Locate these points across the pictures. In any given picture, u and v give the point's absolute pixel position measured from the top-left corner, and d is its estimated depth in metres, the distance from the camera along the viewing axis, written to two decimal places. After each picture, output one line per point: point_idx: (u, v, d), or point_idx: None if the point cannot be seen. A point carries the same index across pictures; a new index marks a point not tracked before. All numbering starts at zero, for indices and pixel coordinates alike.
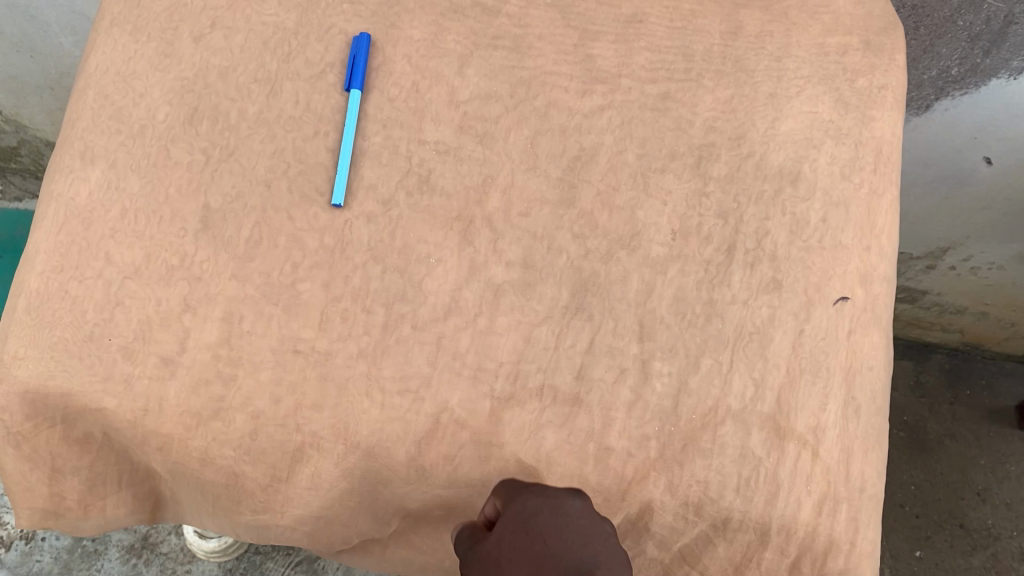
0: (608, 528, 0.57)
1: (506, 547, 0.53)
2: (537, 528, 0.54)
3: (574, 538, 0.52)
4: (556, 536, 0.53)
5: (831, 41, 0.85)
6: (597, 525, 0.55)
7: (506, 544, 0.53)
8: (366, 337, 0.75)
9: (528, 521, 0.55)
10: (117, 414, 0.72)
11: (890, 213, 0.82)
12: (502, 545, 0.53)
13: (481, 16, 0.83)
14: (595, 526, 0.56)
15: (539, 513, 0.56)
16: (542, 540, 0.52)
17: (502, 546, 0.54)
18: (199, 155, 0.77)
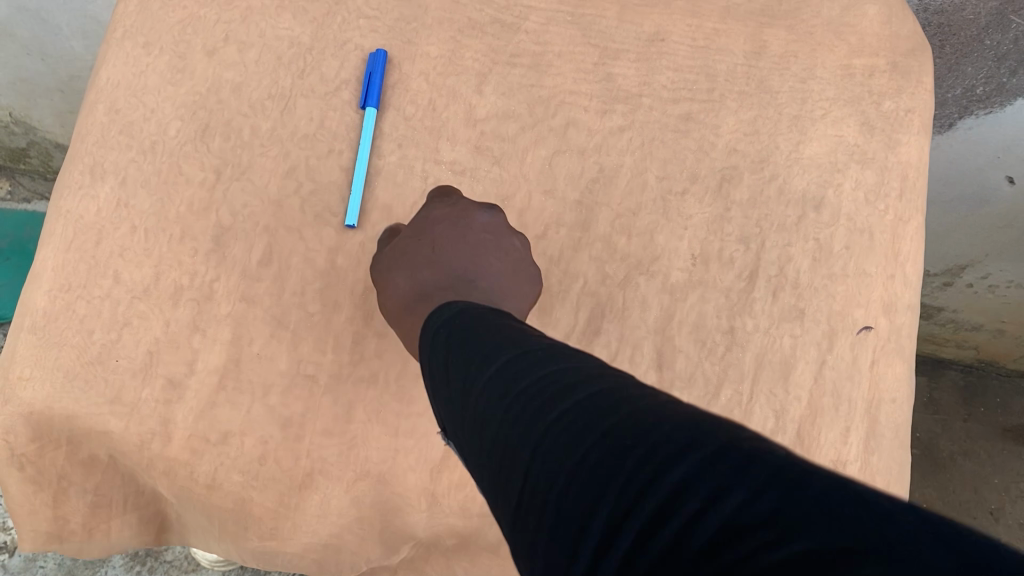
0: (513, 239, 0.67)
1: (414, 228, 0.66)
2: (436, 225, 0.65)
3: (472, 250, 0.63)
4: (447, 224, 0.66)
5: (857, 62, 0.83)
6: (497, 239, 0.66)
7: (420, 220, 0.67)
8: (378, 361, 0.74)
9: (431, 215, 0.67)
10: (123, 437, 0.70)
11: (916, 240, 0.80)
12: (413, 223, 0.67)
13: (500, 32, 0.81)
14: (494, 225, 0.67)
15: (448, 204, 0.68)
16: (442, 234, 0.65)
17: (414, 227, 0.66)
18: (211, 172, 0.75)
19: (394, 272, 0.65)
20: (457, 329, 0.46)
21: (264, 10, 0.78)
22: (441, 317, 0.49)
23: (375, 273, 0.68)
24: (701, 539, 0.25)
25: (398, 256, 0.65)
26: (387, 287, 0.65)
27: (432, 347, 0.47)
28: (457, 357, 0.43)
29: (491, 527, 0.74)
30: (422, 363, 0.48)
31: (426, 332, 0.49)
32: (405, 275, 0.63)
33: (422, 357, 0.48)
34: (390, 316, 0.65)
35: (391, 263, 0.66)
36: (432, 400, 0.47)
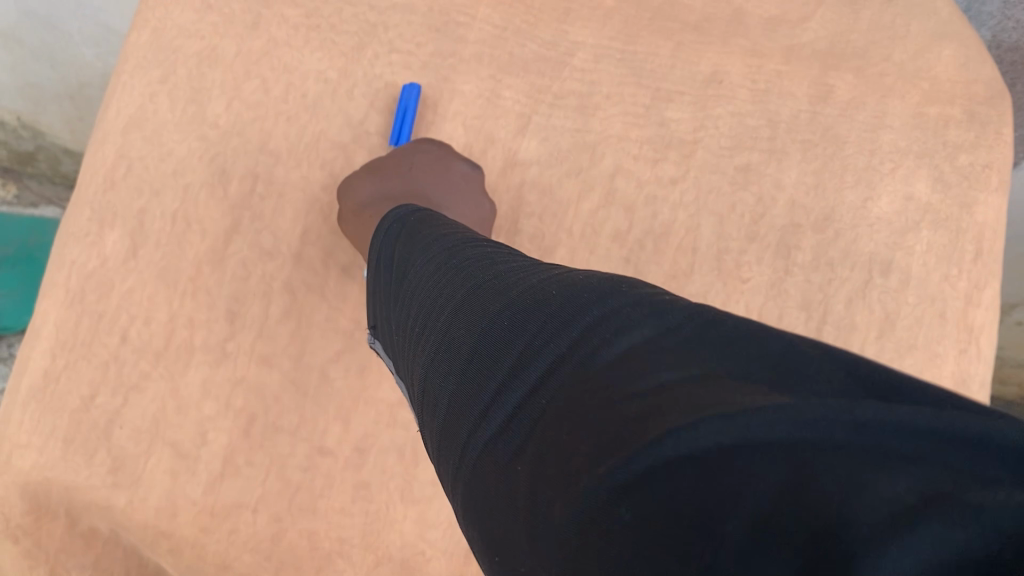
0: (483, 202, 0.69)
1: (399, 156, 0.68)
2: (421, 160, 0.68)
3: (442, 188, 0.66)
4: (433, 164, 0.68)
5: (931, 110, 0.76)
6: (471, 197, 0.68)
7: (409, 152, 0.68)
8: (404, 433, 0.68)
9: (420, 150, 0.68)
10: (127, 511, 0.65)
11: (994, 309, 0.73)
12: (399, 151, 0.68)
13: (546, 70, 0.74)
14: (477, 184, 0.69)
15: (439, 147, 0.69)
16: (427, 171, 0.67)
17: (400, 158, 0.68)
18: (227, 221, 0.68)
19: (370, 182, 0.66)
20: (417, 222, 0.49)
21: (289, 40, 0.71)
22: (401, 214, 0.52)
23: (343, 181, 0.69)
24: (584, 309, 0.31)
25: (375, 174, 0.67)
26: (355, 194, 0.66)
27: (390, 240, 0.50)
28: (412, 240, 0.47)
29: None
30: (374, 259, 0.51)
31: (378, 231, 0.52)
32: (379, 189, 0.65)
33: (373, 258, 0.51)
34: (348, 214, 0.65)
35: (368, 171, 0.67)
36: (377, 292, 0.50)
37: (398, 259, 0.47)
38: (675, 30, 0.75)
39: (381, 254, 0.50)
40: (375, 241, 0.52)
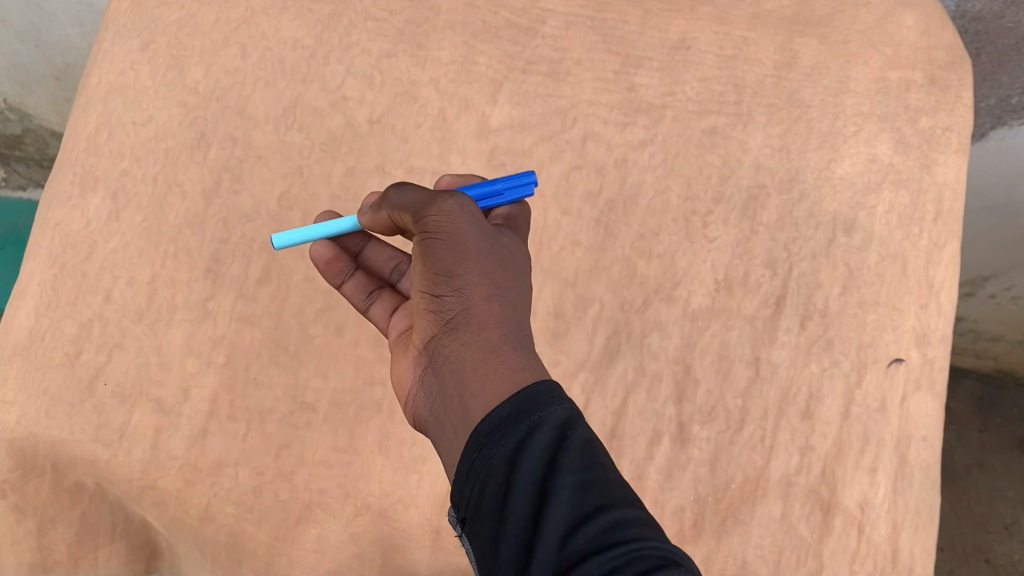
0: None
1: (521, 251, 0.53)
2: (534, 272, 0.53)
3: None
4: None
5: (893, 75, 0.78)
6: None
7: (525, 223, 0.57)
8: (381, 388, 0.70)
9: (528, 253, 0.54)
10: (112, 465, 0.66)
11: (953, 266, 0.75)
12: (522, 245, 0.53)
13: (517, 36, 0.76)
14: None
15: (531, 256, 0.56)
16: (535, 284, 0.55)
17: (520, 257, 0.52)
18: (206, 183, 0.71)
19: (508, 271, 0.49)
20: (581, 424, 0.41)
21: (267, 10, 0.74)
22: (557, 393, 0.42)
23: (468, 218, 0.48)
24: None
25: (507, 263, 0.50)
26: (488, 268, 0.48)
27: (550, 431, 0.39)
28: (577, 458, 0.39)
29: None
30: (516, 433, 0.40)
31: (521, 397, 0.41)
32: (512, 280, 0.49)
33: (511, 427, 0.40)
34: (479, 295, 0.47)
35: (504, 249, 0.50)
36: (496, 470, 0.39)
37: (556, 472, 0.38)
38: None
39: (534, 440, 0.39)
40: (528, 411, 0.40)
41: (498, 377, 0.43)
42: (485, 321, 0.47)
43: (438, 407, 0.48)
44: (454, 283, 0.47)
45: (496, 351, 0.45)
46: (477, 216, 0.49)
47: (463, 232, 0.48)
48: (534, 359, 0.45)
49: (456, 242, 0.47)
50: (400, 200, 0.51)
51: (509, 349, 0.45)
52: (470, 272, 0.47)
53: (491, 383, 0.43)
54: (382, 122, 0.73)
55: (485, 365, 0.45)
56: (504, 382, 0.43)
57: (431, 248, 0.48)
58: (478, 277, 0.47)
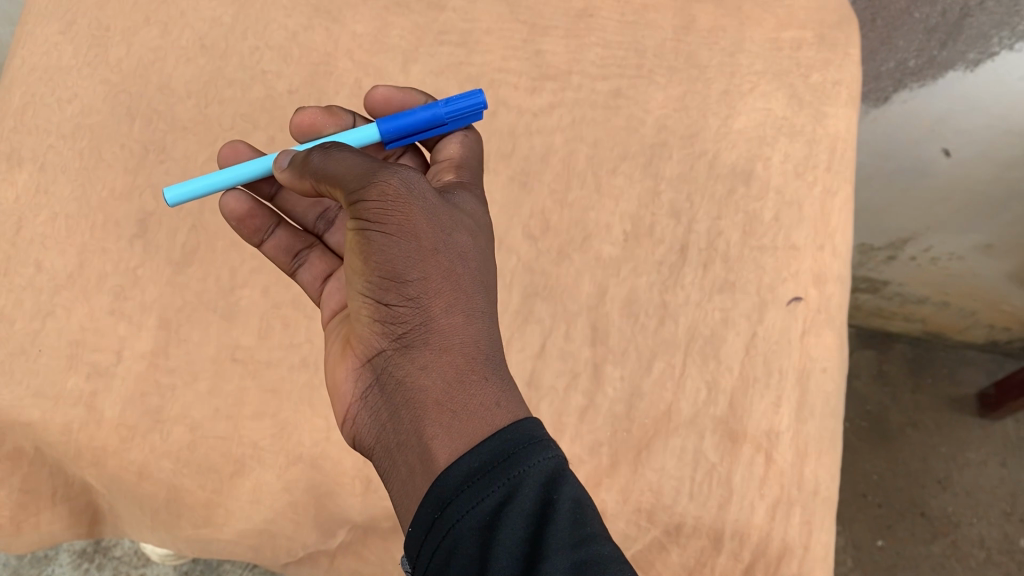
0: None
1: (481, 237, 0.51)
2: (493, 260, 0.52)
3: None
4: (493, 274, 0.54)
5: (784, 36, 0.84)
6: None
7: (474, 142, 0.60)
8: (309, 345, 0.73)
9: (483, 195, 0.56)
10: (47, 427, 0.68)
11: (846, 211, 0.79)
12: (480, 230, 0.52)
13: (425, 10, 0.83)
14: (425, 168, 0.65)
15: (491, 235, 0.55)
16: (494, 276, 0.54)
17: (480, 243, 0.51)
18: (133, 155, 0.75)
19: (467, 269, 0.48)
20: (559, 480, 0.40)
21: None
22: (536, 442, 0.41)
23: (417, 206, 0.47)
24: None
25: (466, 259, 0.48)
26: (443, 269, 0.47)
27: (532, 490, 0.39)
28: (568, 531, 0.38)
29: None
30: (492, 494, 0.39)
31: (496, 446, 0.40)
32: (473, 281, 0.48)
33: (485, 482, 0.39)
34: (438, 306, 0.46)
35: (463, 241, 0.49)
36: (467, 537, 0.38)
37: (544, 550, 0.37)
38: None
39: (515, 502, 0.38)
40: (505, 466, 0.40)
41: (465, 416, 0.42)
42: (446, 339, 0.46)
43: (387, 437, 0.46)
44: (408, 290, 0.46)
45: (462, 380, 0.44)
46: (428, 204, 0.48)
47: (415, 225, 0.47)
48: (503, 388, 0.45)
49: (405, 238, 0.46)
50: (331, 169, 0.49)
51: (478, 378, 0.44)
52: (425, 276, 0.46)
53: (453, 419, 0.43)
54: (299, 92, 0.79)
55: (447, 397, 0.44)
56: (470, 424, 0.42)
57: (379, 243, 0.46)
58: (435, 283, 0.46)
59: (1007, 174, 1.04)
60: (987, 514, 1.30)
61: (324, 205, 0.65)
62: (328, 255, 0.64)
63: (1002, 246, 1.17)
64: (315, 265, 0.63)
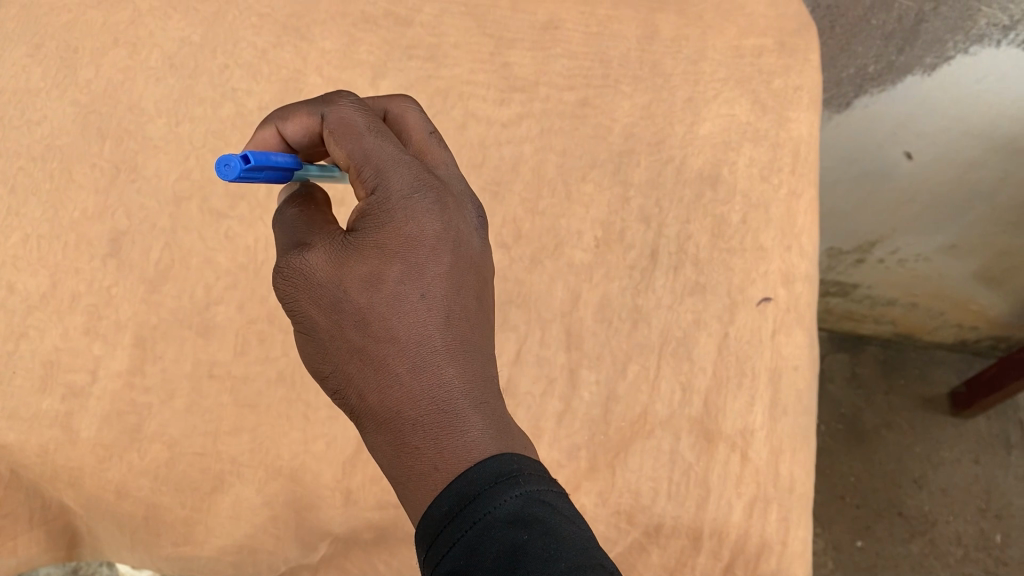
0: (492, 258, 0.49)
1: (396, 263, 0.43)
2: (432, 270, 0.44)
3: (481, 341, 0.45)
4: (462, 266, 0.45)
5: (746, 43, 0.86)
6: None
7: (339, 126, 0.46)
8: (284, 358, 0.73)
9: (399, 185, 0.44)
10: (23, 449, 0.68)
11: (810, 213, 0.81)
12: (394, 254, 0.43)
13: (393, 25, 0.84)
14: (391, 112, 0.50)
15: (447, 212, 0.45)
16: (463, 268, 0.45)
17: (394, 274, 0.43)
18: (104, 174, 0.76)
19: (377, 330, 0.43)
20: (523, 518, 0.37)
21: (153, 11, 0.81)
22: (500, 481, 0.39)
23: (304, 294, 0.44)
24: None
25: (373, 317, 0.43)
26: (351, 346, 0.43)
27: (484, 547, 0.36)
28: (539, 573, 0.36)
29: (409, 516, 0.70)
30: (457, 542, 0.37)
31: (454, 500, 0.38)
32: (386, 337, 0.43)
33: (447, 538, 0.37)
34: (361, 382, 0.43)
35: (368, 290, 0.43)
36: None
37: None
38: None
39: (474, 555, 0.36)
40: (468, 510, 0.38)
41: (412, 486, 0.41)
42: (377, 420, 0.43)
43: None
44: (334, 385, 0.45)
45: (399, 452, 0.42)
46: (314, 282, 0.44)
47: (315, 314, 0.44)
48: (440, 446, 0.41)
49: (312, 332, 0.44)
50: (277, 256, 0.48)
51: (412, 448, 0.41)
52: (340, 361, 0.44)
53: (405, 495, 0.41)
54: (270, 108, 0.80)
55: (395, 477, 0.42)
56: (418, 494, 0.40)
57: (307, 335, 0.45)
58: (349, 365, 0.43)
59: (968, 175, 1.07)
60: (961, 512, 1.32)
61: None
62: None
63: (965, 246, 1.20)
64: None
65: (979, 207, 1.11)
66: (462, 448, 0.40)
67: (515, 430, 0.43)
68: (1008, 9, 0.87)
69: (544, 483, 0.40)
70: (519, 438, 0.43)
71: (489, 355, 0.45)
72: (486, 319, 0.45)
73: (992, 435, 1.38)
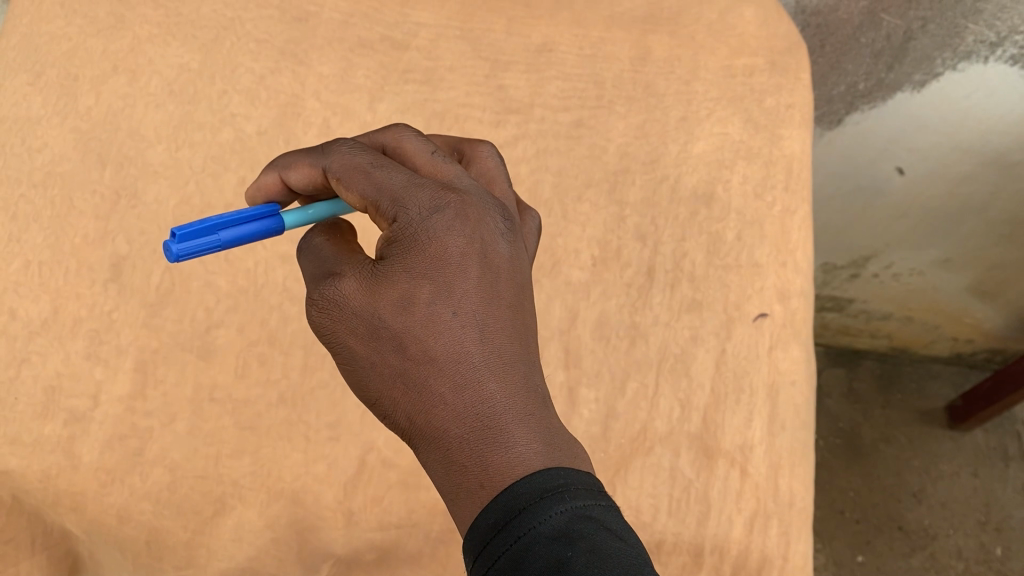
0: (528, 262, 0.48)
1: (426, 284, 0.43)
2: (463, 286, 0.44)
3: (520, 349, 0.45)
4: (492, 278, 0.45)
5: (737, 63, 0.87)
6: None
7: (345, 173, 0.47)
8: (285, 381, 0.74)
9: (416, 208, 0.45)
10: (24, 475, 0.67)
11: (805, 229, 0.82)
12: (422, 276, 0.43)
13: (390, 50, 0.85)
14: (389, 144, 0.50)
15: (471, 227, 0.45)
16: (494, 280, 0.45)
17: (425, 296, 0.43)
18: (105, 201, 0.76)
19: (414, 353, 0.43)
20: (567, 534, 0.38)
21: (152, 38, 0.82)
22: (546, 495, 0.39)
23: (339, 324, 0.44)
24: None
25: (409, 340, 0.43)
26: (390, 371, 0.44)
27: (530, 561, 0.37)
28: None
29: (411, 535, 0.70)
30: (503, 555, 0.38)
31: (500, 512, 0.39)
32: (423, 360, 0.43)
33: (491, 554, 0.38)
34: (404, 410, 0.43)
35: (403, 317, 0.43)
36: None
37: None
38: (507, 9, 0.88)
39: (519, 568, 0.37)
40: (513, 524, 0.38)
41: (459, 505, 0.41)
42: (426, 443, 0.43)
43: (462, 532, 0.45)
44: (383, 411, 0.45)
45: (449, 471, 0.42)
46: (348, 311, 0.44)
47: (352, 345, 0.44)
48: (484, 461, 0.41)
49: (353, 362, 0.45)
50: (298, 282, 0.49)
51: (460, 470, 0.41)
52: (382, 388, 0.44)
53: (455, 513, 0.42)
54: (268, 133, 0.81)
55: (448, 498, 0.42)
56: (466, 510, 0.41)
57: (348, 369, 0.45)
58: (392, 389, 0.44)
59: (958, 190, 1.08)
60: (962, 525, 1.32)
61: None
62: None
63: (959, 260, 1.21)
64: None
65: (971, 221, 1.12)
66: (509, 466, 0.41)
67: (564, 440, 0.43)
68: (994, 25, 0.89)
69: (592, 497, 0.40)
70: (568, 448, 0.42)
71: (531, 364, 0.44)
72: (525, 328, 0.45)
73: (989, 448, 1.39)
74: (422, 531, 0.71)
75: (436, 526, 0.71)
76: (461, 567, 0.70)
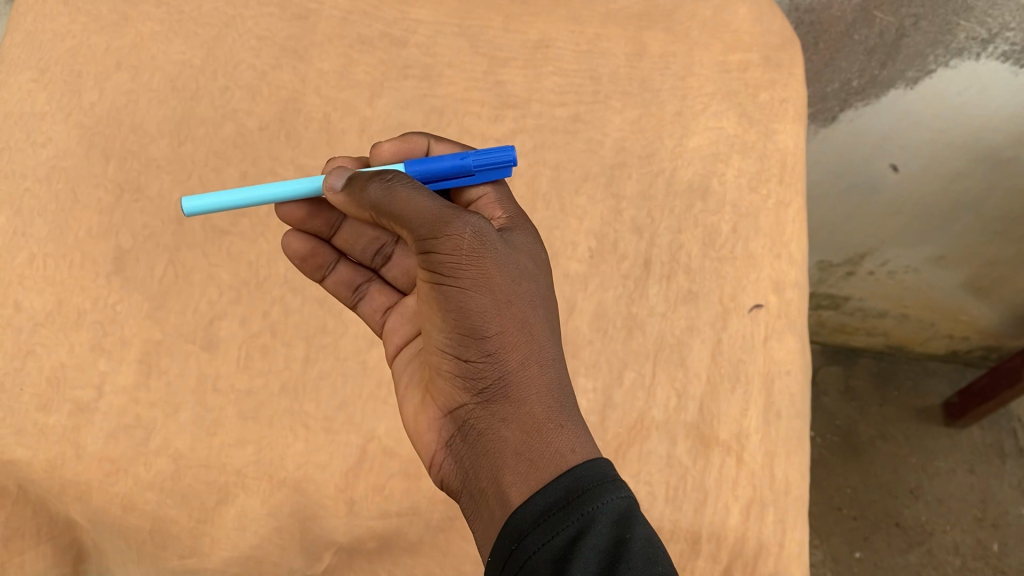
0: None
1: (541, 278, 0.55)
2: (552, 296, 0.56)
3: None
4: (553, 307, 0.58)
5: (732, 58, 0.89)
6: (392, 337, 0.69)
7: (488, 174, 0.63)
8: (287, 371, 0.75)
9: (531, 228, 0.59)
10: (30, 464, 0.68)
11: (799, 222, 0.83)
12: (537, 272, 0.55)
13: (389, 46, 0.86)
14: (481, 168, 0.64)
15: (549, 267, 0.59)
16: None
17: (541, 286, 0.54)
18: (109, 195, 0.78)
19: (536, 315, 0.52)
20: (626, 520, 0.44)
21: (154, 35, 0.83)
22: (606, 481, 0.46)
23: (489, 256, 0.51)
24: None
25: (535, 305, 0.53)
26: (516, 319, 0.51)
27: (591, 537, 0.43)
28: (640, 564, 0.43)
29: (412, 524, 0.71)
30: (565, 528, 0.44)
31: (567, 486, 0.45)
32: (540, 324, 0.52)
33: (560, 519, 0.44)
34: (515, 357, 0.51)
35: (529, 288, 0.53)
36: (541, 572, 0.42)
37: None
38: (504, 7, 0.89)
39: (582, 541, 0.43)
40: (575, 503, 0.44)
41: (539, 459, 0.47)
42: (525, 386, 0.50)
43: (469, 482, 0.51)
44: (489, 345, 0.50)
45: (548, 418, 0.49)
46: (496, 253, 0.51)
47: (488, 279, 0.50)
48: (577, 426, 0.50)
49: (481, 289, 0.50)
50: (398, 203, 0.51)
51: (553, 426, 0.49)
52: (500, 327, 0.51)
53: (533, 464, 0.47)
54: (270, 128, 0.82)
55: (527, 442, 0.48)
56: (540, 470, 0.47)
57: (461, 295, 0.50)
58: (512, 333, 0.51)
59: (951, 187, 1.09)
60: (960, 522, 1.32)
61: (382, 240, 0.69)
62: (386, 287, 0.69)
63: (953, 257, 1.22)
64: (375, 299, 0.69)
65: (966, 217, 1.13)
66: (589, 444, 0.49)
67: None
68: (985, 22, 0.90)
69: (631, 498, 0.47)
70: None
71: None
72: None
73: (985, 444, 1.40)
74: (422, 519, 0.71)
75: (436, 514, 0.71)
76: (461, 552, 0.70)
